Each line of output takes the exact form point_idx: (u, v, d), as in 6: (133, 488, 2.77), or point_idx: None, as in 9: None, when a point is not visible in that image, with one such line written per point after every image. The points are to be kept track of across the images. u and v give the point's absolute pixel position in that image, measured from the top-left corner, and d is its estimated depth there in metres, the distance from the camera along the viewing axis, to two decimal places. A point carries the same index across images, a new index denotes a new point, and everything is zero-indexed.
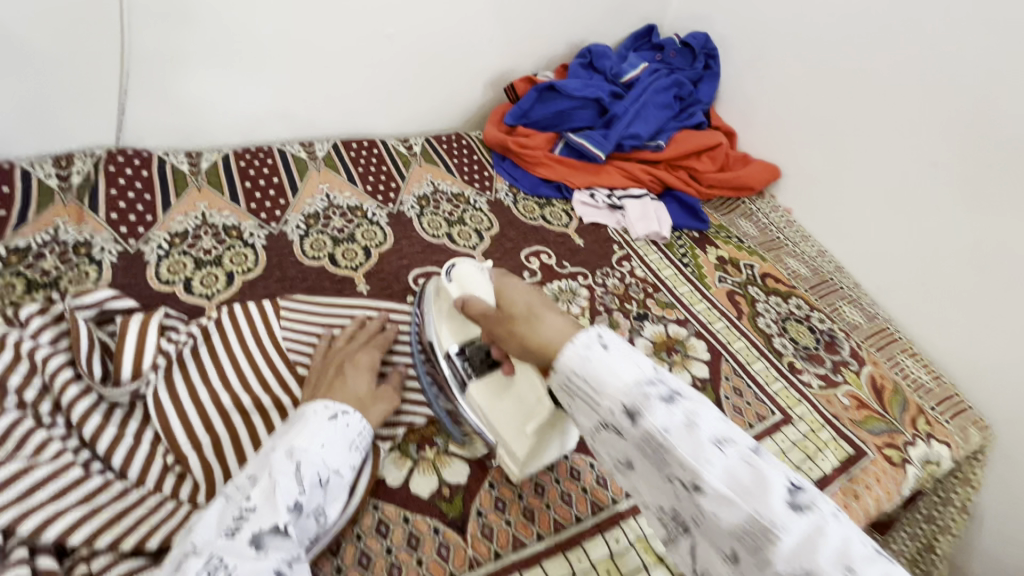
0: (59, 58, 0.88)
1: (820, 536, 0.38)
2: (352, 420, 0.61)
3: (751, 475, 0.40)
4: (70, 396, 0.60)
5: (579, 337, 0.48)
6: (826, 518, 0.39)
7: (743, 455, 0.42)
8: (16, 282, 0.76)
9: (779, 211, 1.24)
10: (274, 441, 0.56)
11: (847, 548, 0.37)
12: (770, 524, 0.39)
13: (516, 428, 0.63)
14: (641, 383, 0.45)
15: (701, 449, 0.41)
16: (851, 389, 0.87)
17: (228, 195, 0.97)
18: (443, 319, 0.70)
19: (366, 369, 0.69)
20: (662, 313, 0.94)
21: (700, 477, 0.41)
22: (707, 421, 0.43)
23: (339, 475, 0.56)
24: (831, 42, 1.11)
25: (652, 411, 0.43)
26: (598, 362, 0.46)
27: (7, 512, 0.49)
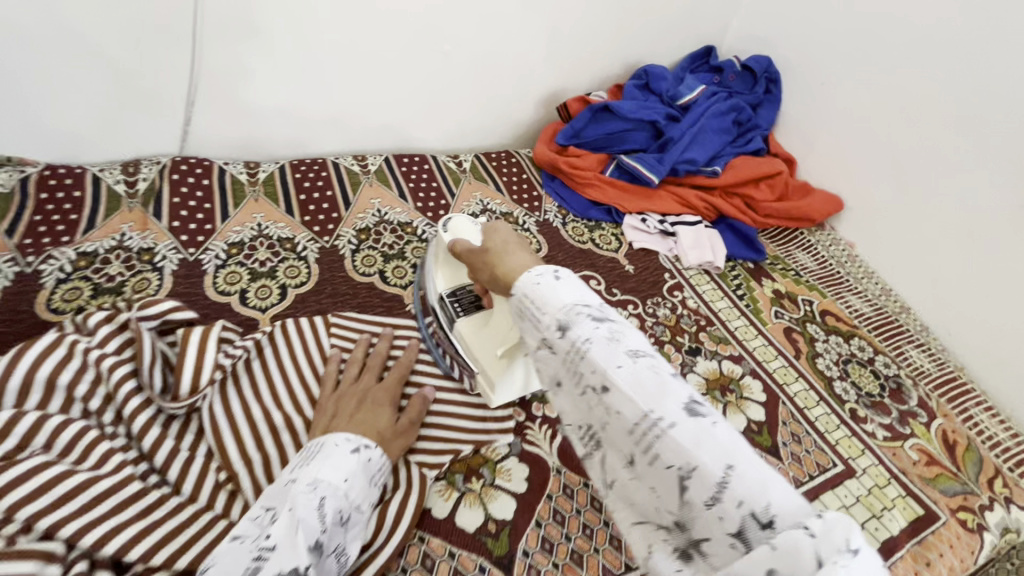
0: (134, 71, 0.90)
1: (708, 439, 0.37)
2: (374, 454, 0.58)
3: (657, 382, 0.40)
4: (132, 407, 0.60)
5: (536, 269, 0.48)
6: (719, 424, 0.38)
7: (655, 366, 0.41)
8: (83, 287, 0.78)
9: (841, 245, 1.18)
10: (295, 473, 0.52)
11: (728, 449, 0.37)
12: (661, 422, 0.39)
13: (489, 354, 0.70)
14: (574, 300, 0.45)
15: (614, 357, 0.41)
16: (920, 443, 0.81)
17: (283, 206, 0.99)
18: (439, 264, 0.78)
19: (387, 402, 0.66)
20: (715, 348, 0.90)
21: (609, 381, 0.41)
22: (632, 338, 0.43)
23: (359, 513, 0.53)
24: (905, 70, 1.05)
25: (575, 321, 0.43)
26: (544, 284, 0.46)
27: (74, 522, 0.49)
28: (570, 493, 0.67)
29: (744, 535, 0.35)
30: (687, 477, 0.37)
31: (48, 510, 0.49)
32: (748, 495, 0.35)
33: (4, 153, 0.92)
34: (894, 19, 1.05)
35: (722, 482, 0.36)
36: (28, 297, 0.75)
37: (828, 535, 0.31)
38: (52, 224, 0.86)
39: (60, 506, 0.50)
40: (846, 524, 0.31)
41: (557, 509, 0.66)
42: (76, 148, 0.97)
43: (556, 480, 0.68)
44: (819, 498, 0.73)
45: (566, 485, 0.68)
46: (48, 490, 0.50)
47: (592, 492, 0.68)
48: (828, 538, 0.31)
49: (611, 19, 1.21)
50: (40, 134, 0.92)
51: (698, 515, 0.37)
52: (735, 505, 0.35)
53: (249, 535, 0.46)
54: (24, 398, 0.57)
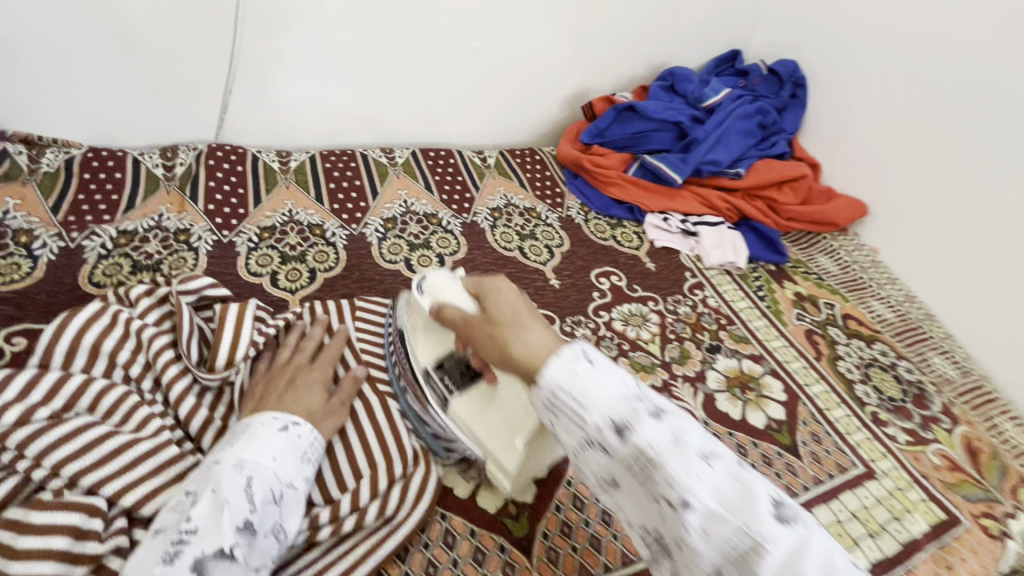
0: (175, 58, 0.94)
1: (803, 549, 0.36)
2: (304, 431, 0.57)
3: (738, 488, 0.38)
4: (170, 375, 0.62)
5: (565, 352, 0.45)
6: (807, 529, 0.37)
7: (729, 470, 0.40)
8: (123, 263, 0.81)
9: (864, 250, 1.17)
10: (218, 455, 0.51)
11: (828, 560, 0.36)
12: (757, 538, 0.36)
13: (501, 441, 0.61)
14: (629, 398, 0.42)
15: (690, 464, 0.39)
16: (943, 448, 0.81)
17: (313, 194, 1.01)
18: (419, 331, 0.68)
19: (318, 382, 0.65)
20: (735, 347, 0.90)
21: (690, 494, 0.38)
22: (694, 438, 0.41)
23: (293, 489, 0.53)
24: (937, 75, 1.04)
25: (638, 424, 0.41)
26: (585, 377, 0.43)
27: (113, 482, 0.51)
28: None
29: None
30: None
31: (92, 469, 0.52)
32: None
33: (50, 135, 0.96)
34: (925, 25, 1.05)
35: None
36: (73, 270, 0.78)
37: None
38: (94, 203, 0.89)
39: (104, 464, 0.52)
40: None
41: (577, 495, 0.66)
42: (118, 133, 1.00)
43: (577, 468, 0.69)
44: (838, 498, 0.72)
45: None
46: (92, 449, 0.52)
47: None
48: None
49: (639, 20, 1.23)
50: (85, 118, 0.96)
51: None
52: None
53: (171, 522, 0.47)
54: (70, 362, 0.60)
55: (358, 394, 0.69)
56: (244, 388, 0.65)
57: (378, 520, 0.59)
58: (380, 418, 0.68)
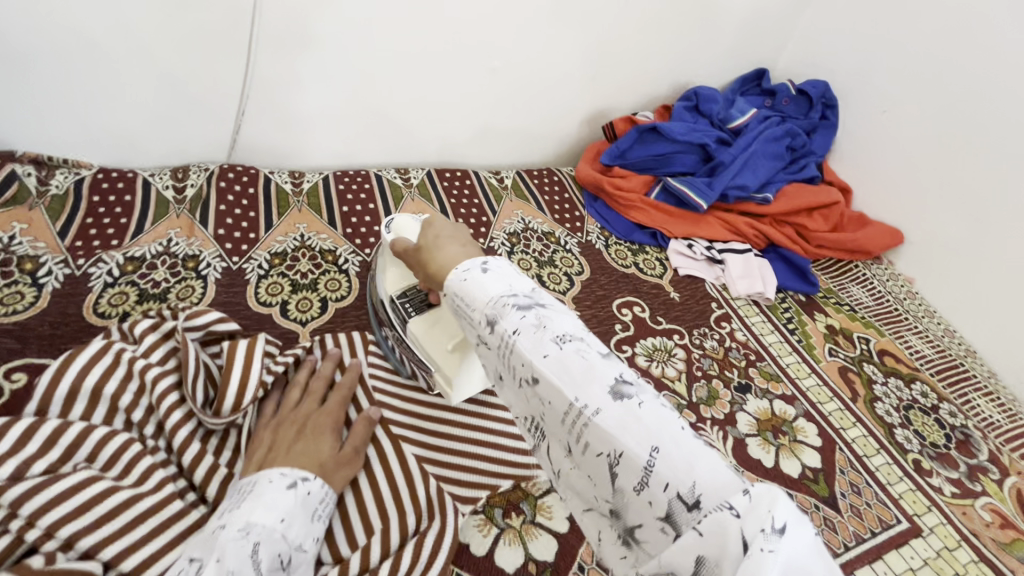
0: (187, 78, 0.91)
1: (631, 421, 0.39)
2: (314, 488, 0.55)
3: (583, 366, 0.42)
4: (174, 420, 0.59)
5: (465, 265, 0.52)
6: (645, 404, 0.40)
7: (581, 351, 0.43)
8: (129, 292, 0.79)
9: (899, 280, 1.12)
10: (224, 520, 0.49)
11: (657, 430, 0.38)
12: (587, 408, 0.41)
13: (443, 351, 0.66)
14: (501, 293, 0.48)
15: (540, 347, 0.44)
16: (992, 502, 0.75)
17: (326, 217, 0.98)
18: (388, 265, 0.75)
19: (329, 429, 0.62)
20: (766, 386, 0.85)
21: (537, 371, 0.44)
22: (559, 325, 0.45)
23: (302, 552, 0.51)
24: (982, 99, 0.99)
25: (504, 315, 0.46)
26: (473, 282, 0.50)
27: (115, 545, 0.48)
28: None
29: (664, 506, 0.36)
30: (616, 461, 0.39)
31: (88, 530, 0.48)
32: (674, 476, 0.36)
33: (60, 154, 0.94)
34: (967, 47, 1.00)
35: (646, 464, 0.37)
36: (77, 300, 0.76)
37: (751, 512, 0.32)
38: (102, 226, 0.86)
39: (102, 524, 0.49)
40: (769, 501, 0.32)
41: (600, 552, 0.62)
42: (128, 152, 0.98)
43: None
44: (882, 559, 0.67)
45: None
46: (92, 508, 0.49)
47: None
48: (754, 515, 0.32)
49: (663, 39, 1.19)
50: (96, 138, 0.94)
51: (630, 501, 0.39)
52: (661, 487, 0.36)
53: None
54: (69, 407, 0.57)
55: (372, 438, 0.66)
56: (253, 433, 0.62)
57: None
58: (394, 465, 0.65)
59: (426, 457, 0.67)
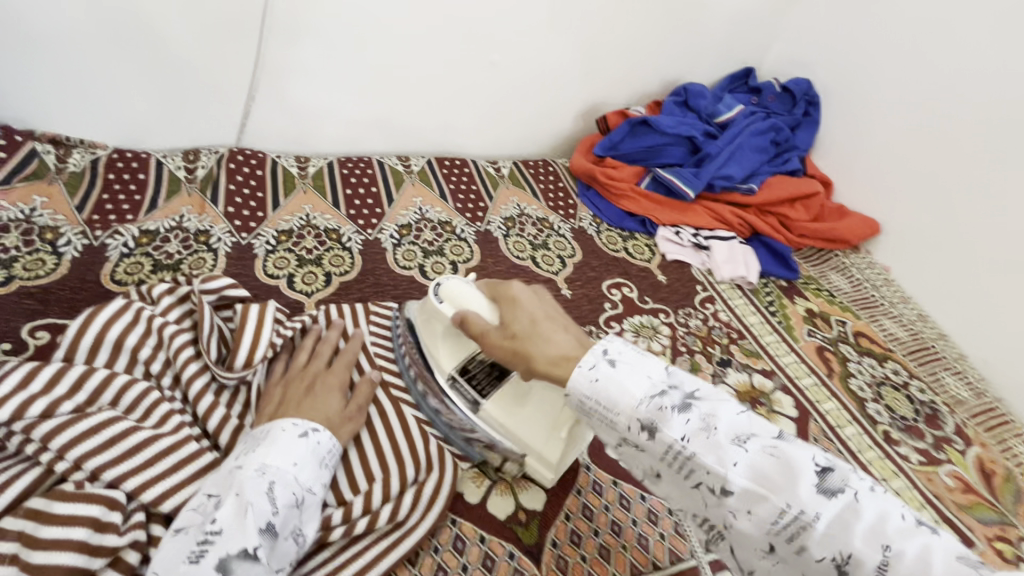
0: (199, 65, 0.96)
1: (852, 519, 0.40)
2: (323, 438, 0.59)
3: (778, 465, 0.43)
4: (190, 373, 0.63)
5: (584, 359, 0.50)
6: (860, 496, 0.41)
7: (766, 448, 0.44)
8: (144, 262, 0.83)
9: (876, 269, 1.17)
10: (241, 461, 0.53)
11: (884, 527, 0.39)
12: (804, 514, 0.41)
13: (540, 435, 0.64)
14: (649, 394, 0.47)
15: (728, 455, 0.44)
16: (956, 469, 0.80)
17: (330, 199, 1.03)
18: (437, 339, 0.70)
19: (336, 387, 0.67)
20: (746, 361, 0.90)
21: (732, 482, 0.43)
22: (727, 421, 0.45)
23: (313, 494, 0.55)
24: (953, 95, 1.05)
25: (667, 423, 0.45)
26: (606, 382, 0.48)
27: (137, 477, 0.53)
28: (600, 490, 0.68)
29: None
30: (844, 563, 0.40)
31: (113, 463, 0.53)
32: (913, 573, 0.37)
33: (77, 135, 0.98)
34: (939, 47, 1.06)
35: (880, 563, 0.38)
36: (95, 268, 0.80)
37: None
38: (117, 203, 0.91)
39: (125, 459, 0.53)
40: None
41: (586, 504, 0.66)
42: (141, 134, 1.02)
43: (586, 477, 0.69)
44: None
45: (596, 482, 0.68)
46: (116, 444, 0.54)
47: (621, 491, 0.68)
48: None
49: (655, 37, 1.25)
50: (111, 120, 0.98)
51: None
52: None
53: (195, 523, 0.49)
54: (93, 356, 0.61)
55: (374, 399, 0.71)
56: (262, 390, 0.66)
57: (389, 524, 0.59)
58: (394, 424, 0.69)
59: (425, 419, 0.71)
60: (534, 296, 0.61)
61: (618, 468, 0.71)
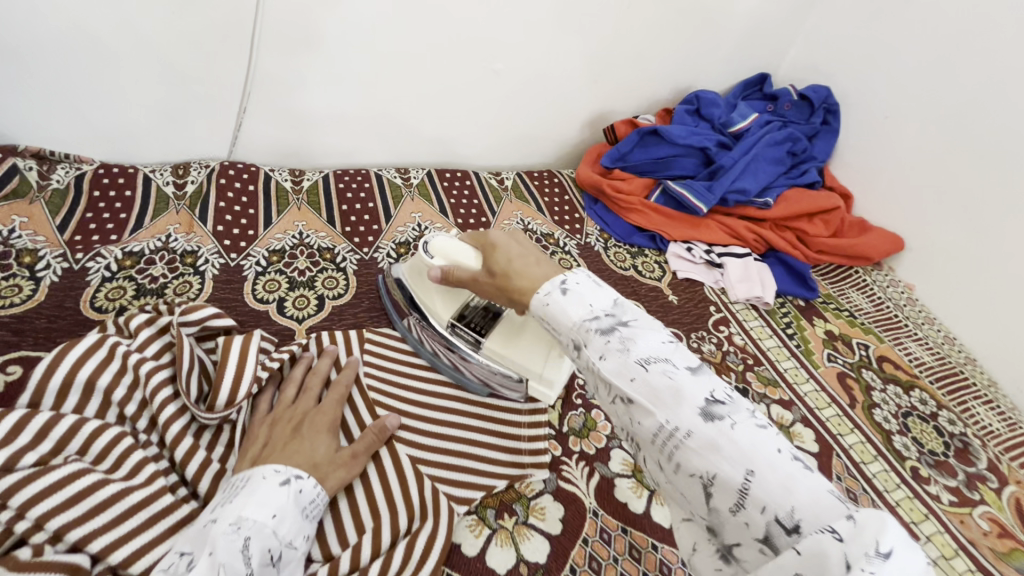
0: (188, 76, 0.92)
1: (725, 444, 0.38)
2: (306, 485, 0.54)
3: (671, 389, 0.41)
4: (167, 415, 0.59)
5: (544, 286, 0.51)
6: (739, 426, 0.39)
7: (668, 371, 0.43)
8: (127, 287, 0.79)
9: (899, 287, 1.11)
10: (216, 513, 0.49)
11: (755, 457, 0.37)
12: (678, 431, 0.40)
13: (535, 360, 0.70)
14: (583, 318, 0.47)
15: (627, 369, 0.43)
16: (990, 511, 0.75)
17: (325, 216, 0.98)
18: (434, 293, 0.76)
19: (325, 428, 0.62)
20: (764, 391, 0.85)
21: (627, 393, 0.43)
22: (644, 346, 0.45)
23: (292, 549, 0.50)
24: (984, 104, 0.99)
25: (588, 341, 0.46)
26: (554, 305, 0.49)
27: (103, 538, 0.48)
28: (607, 539, 0.63)
29: (769, 537, 0.35)
30: (710, 484, 0.38)
31: (78, 523, 0.48)
32: (771, 500, 0.36)
33: (63, 149, 0.94)
34: (969, 53, 1.00)
35: (741, 487, 0.37)
36: (74, 294, 0.76)
37: (855, 537, 0.31)
38: (101, 222, 0.87)
39: (90, 518, 0.49)
40: (872, 528, 0.31)
41: (593, 555, 0.61)
42: (130, 148, 0.98)
43: (592, 524, 0.64)
44: None
45: (603, 530, 0.64)
46: (82, 500, 0.49)
47: (631, 540, 0.63)
48: (857, 539, 0.31)
49: (665, 42, 1.19)
50: (97, 133, 0.94)
51: (725, 521, 0.38)
52: (759, 509, 0.36)
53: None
54: (62, 399, 0.57)
55: (373, 456, 0.64)
56: (247, 428, 0.62)
57: None
58: (388, 466, 0.64)
59: (421, 458, 0.66)
60: (510, 237, 0.62)
61: (628, 513, 0.66)
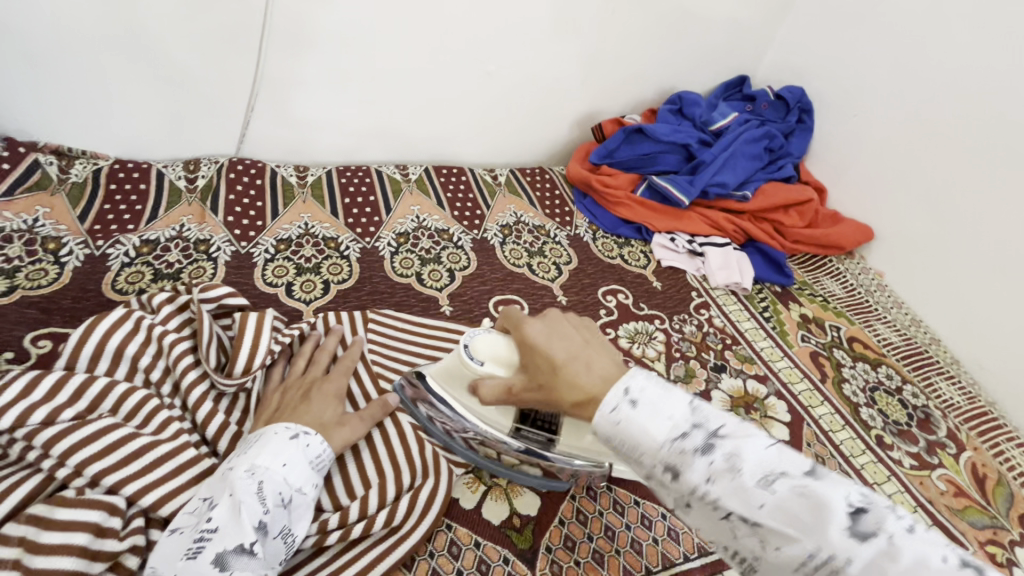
0: (200, 77, 0.98)
1: (890, 566, 0.34)
2: (313, 441, 0.60)
3: (808, 506, 0.37)
4: (189, 380, 0.64)
5: (605, 399, 0.45)
6: (898, 539, 0.35)
7: (796, 487, 0.38)
8: (145, 271, 0.84)
9: (870, 274, 1.18)
10: (233, 462, 0.54)
11: (927, 574, 0.33)
12: (835, 559, 0.36)
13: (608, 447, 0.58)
14: (672, 438, 0.42)
15: (750, 495, 0.39)
16: (948, 473, 0.81)
17: (329, 208, 1.04)
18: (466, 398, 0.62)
19: (332, 395, 0.67)
20: (740, 366, 0.91)
21: (757, 521, 0.38)
22: (753, 460, 0.40)
23: (302, 494, 0.55)
24: (945, 103, 1.06)
25: (687, 465, 0.41)
26: (631, 426, 0.43)
27: (134, 483, 0.53)
28: (593, 495, 0.69)
29: None
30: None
31: (112, 469, 0.53)
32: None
33: (80, 146, 1.00)
34: (929, 55, 1.08)
35: None
36: (97, 277, 0.81)
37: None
38: (119, 213, 0.92)
39: (123, 465, 0.54)
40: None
41: (580, 510, 0.67)
42: (144, 146, 1.04)
43: (580, 482, 0.70)
44: None
45: (590, 487, 0.69)
46: (116, 450, 0.54)
47: (615, 496, 0.69)
48: None
49: (650, 46, 1.26)
50: (114, 131, 1.00)
51: None
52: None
53: (189, 523, 0.50)
54: (94, 364, 0.62)
55: (379, 422, 0.70)
56: (261, 396, 0.68)
57: (385, 528, 0.60)
58: (391, 431, 0.70)
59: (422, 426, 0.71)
60: (549, 331, 0.54)
61: (612, 473, 0.71)
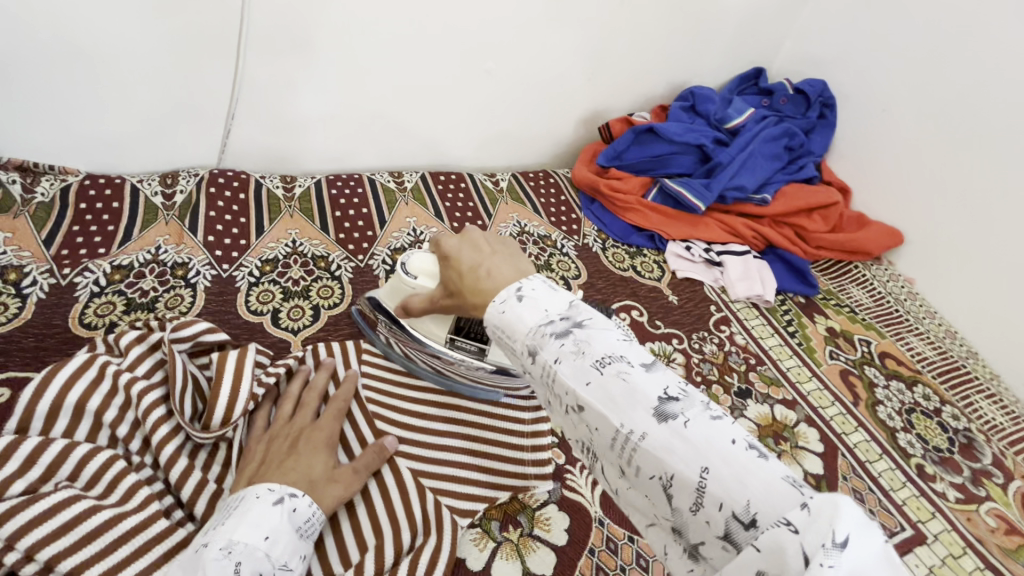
0: (174, 82, 0.90)
1: (678, 443, 0.33)
2: (301, 504, 0.53)
3: (625, 389, 0.36)
4: (161, 436, 0.57)
5: (500, 293, 0.45)
6: (693, 421, 0.34)
7: (622, 371, 0.37)
8: (116, 302, 0.77)
9: (898, 281, 1.11)
10: (207, 537, 0.48)
11: (708, 452, 0.32)
12: (632, 435, 0.35)
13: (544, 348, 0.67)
14: (539, 322, 0.41)
15: (580, 372, 0.38)
16: (997, 507, 0.75)
17: (319, 223, 0.97)
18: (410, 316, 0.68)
19: (323, 445, 0.60)
20: (767, 391, 0.84)
21: (580, 399, 0.37)
22: (600, 345, 0.39)
23: (287, 571, 0.49)
24: (984, 95, 0.98)
25: (542, 345, 0.40)
26: (510, 314, 0.43)
27: (94, 567, 0.47)
28: (614, 548, 0.62)
29: (731, 539, 0.31)
30: (669, 485, 0.33)
31: (68, 553, 0.47)
32: (728, 496, 0.31)
33: (47, 162, 0.92)
34: (963, 44, 0.99)
35: (698, 485, 0.32)
36: (63, 311, 0.74)
37: (810, 528, 0.26)
38: (89, 234, 0.84)
39: (80, 547, 0.47)
40: (827, 514, 0.26)
41: (600, 566, 0.61)
42: (117, 158, 0.96)
43: (598, 532, 0.63)
44: None
45: (610, 539, 0.63)
46: (73, 528, 0.48)
47: (638, 548, 0.63)
48: (814, 532, 0.26)
49: (659, 38, 1.18)
50: (83, 144, 0.92)
51: (688, 522, 0.33)
52: (716, 506, 0.31)
53: None
54: (51, 423, 0.55)
55: (376, 472, 0.63)
56: (243, 447, 0.61)
57: None
58: (390, 481, 0.63)
59: (422, 472, 0.65)
60: (464, 241, 0.52)
61: (633, 521, 0.65)
